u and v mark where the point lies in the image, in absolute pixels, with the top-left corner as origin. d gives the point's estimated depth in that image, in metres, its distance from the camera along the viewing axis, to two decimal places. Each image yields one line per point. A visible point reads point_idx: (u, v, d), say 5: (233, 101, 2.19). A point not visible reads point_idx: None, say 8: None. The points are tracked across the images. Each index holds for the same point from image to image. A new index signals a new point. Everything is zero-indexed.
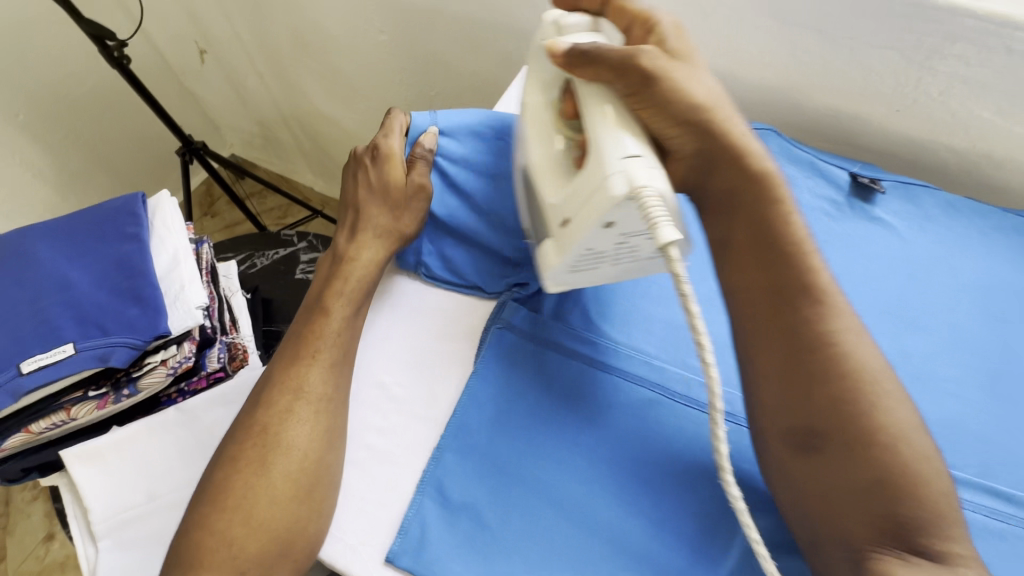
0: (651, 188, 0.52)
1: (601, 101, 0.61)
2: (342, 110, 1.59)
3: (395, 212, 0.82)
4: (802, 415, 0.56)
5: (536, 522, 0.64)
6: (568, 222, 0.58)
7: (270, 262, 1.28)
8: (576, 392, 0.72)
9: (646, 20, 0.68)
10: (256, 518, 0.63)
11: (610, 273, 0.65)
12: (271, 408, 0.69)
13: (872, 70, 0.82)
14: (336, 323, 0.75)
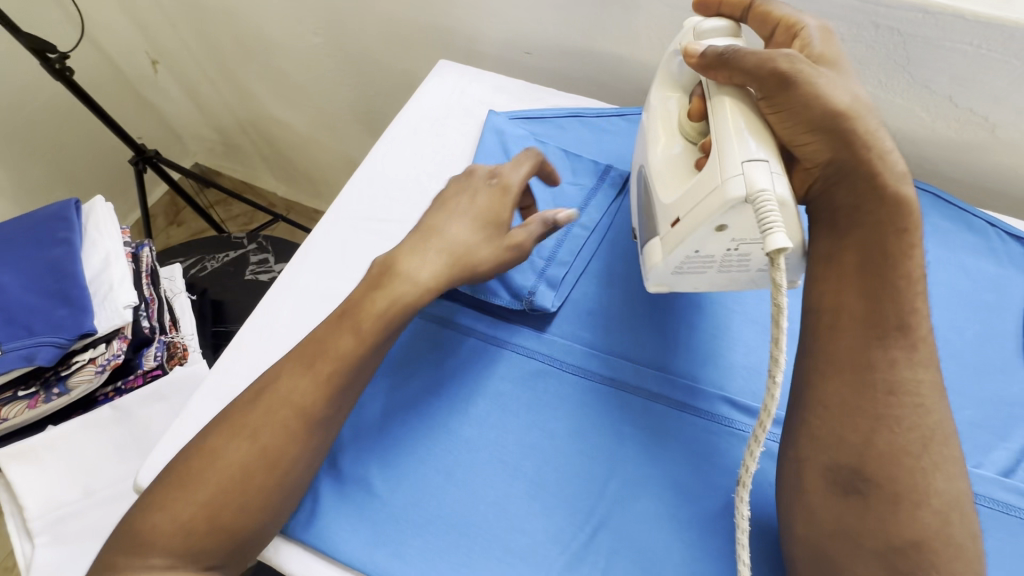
0: (769, 194, 0.42)
1: (726, 95, 0.49)
2: (293, 113, 1.35)
3: (478, 240, 0.55)
4: (857, 455, 0.44)
5: (478, 493, 0.50)
6: (679, 219, 0.48)
7: (220, 265, 1.16)
8: (543, 384, 0.56)
9: (794, 23, 0.53)
10: (229, 476, 0.45)
11: (709, 281, 0.52)
12: (260, 409, 0.48)
13: (866, 90, 0.68)
14: (346, 343, 0.50)
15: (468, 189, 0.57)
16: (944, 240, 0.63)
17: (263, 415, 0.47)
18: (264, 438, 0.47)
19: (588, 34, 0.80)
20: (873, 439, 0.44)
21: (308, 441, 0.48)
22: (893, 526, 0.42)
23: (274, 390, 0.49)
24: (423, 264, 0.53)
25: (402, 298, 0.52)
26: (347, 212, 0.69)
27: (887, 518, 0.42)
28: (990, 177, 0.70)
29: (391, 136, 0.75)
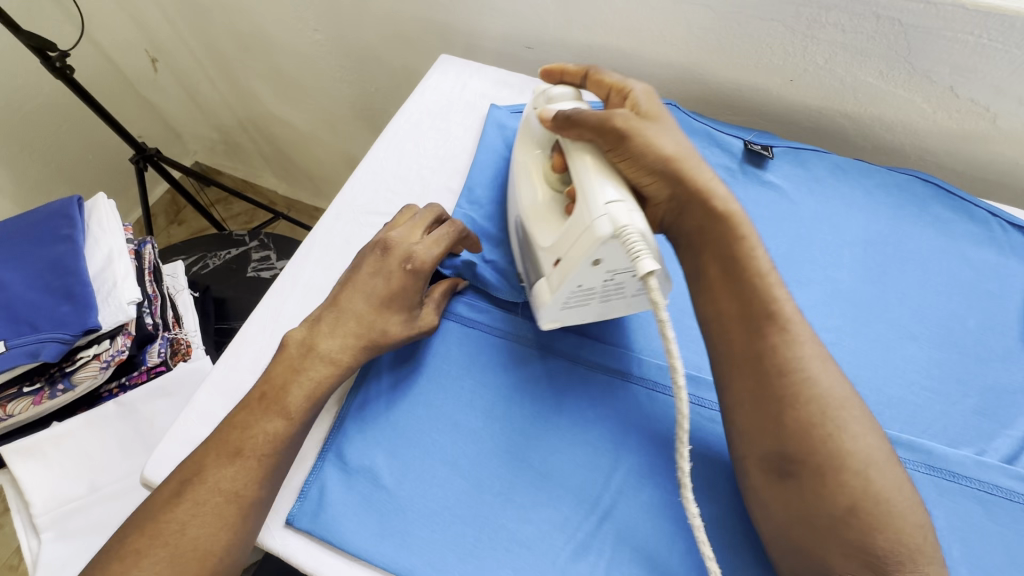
0: (633, 228, 0.45)
1: (584, 152, 0.53)
2: (293, 111, 1.35)
3: (383, 315, 0.55)
4: (776, 438, 0.45)
5: (483, 484, 0.51)
6: (561, 259, 0.50)
7: (222, 262, 1.16)
8: (547, 375, 0.56)
9: (622, 88, 0.60)
10: (225, 489, 0.46)
11: (594, 312, 0.54)
12: (190, 499, 0.46)
13: (867, 82, 0.68)
14: (275, 424, 0.49)
15: (382, 272, 0.55)
16: (945, 231, 0.63)
17: (196, 497, 0.46)
18: (197, 529, 0.45)
19: (588, 28, 0.79)
20: (782, 419, 0.45)
21: (273, 452, 0.48)
22: (829, 499, 0.42)
23: (227, 441, 0.48)
24: (355, 306, 0.54)
25: (326, 379, 0.52)
26: (349, 209, 0.69)
27: (822, 491, 0.43)
28: (991, 167, 0.71)
29: (393, 132, 0.74)
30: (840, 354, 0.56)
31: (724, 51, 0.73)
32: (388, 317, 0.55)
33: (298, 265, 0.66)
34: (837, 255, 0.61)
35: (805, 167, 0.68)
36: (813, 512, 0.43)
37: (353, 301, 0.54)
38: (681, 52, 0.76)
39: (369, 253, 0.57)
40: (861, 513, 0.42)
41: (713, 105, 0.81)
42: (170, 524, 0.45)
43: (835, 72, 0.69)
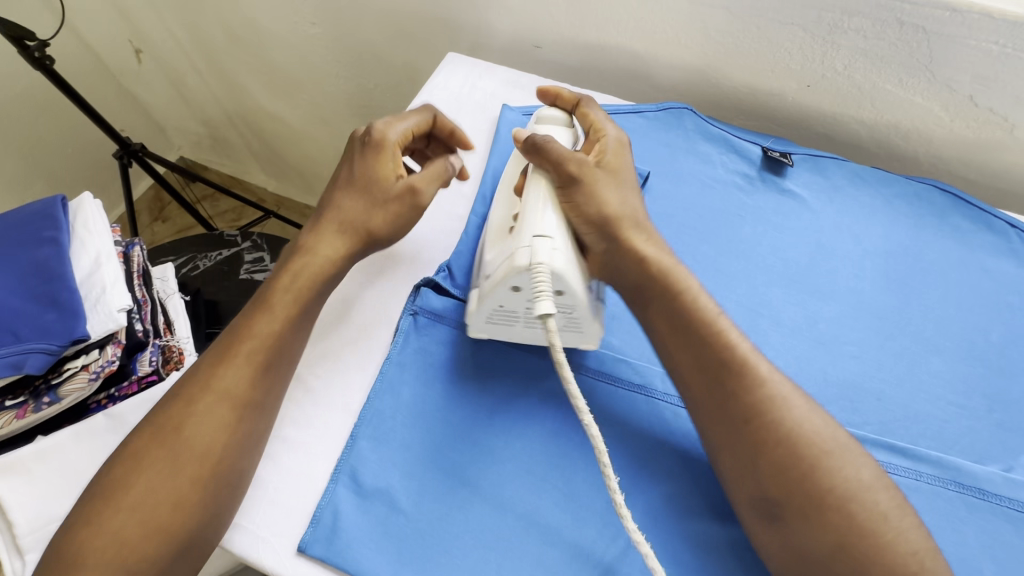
0: (544, 264, 0.47)
1: (538, 177, 0.53)
2: (285, 107, 1.31)
3: (370, 210, 0.56)
4: (750, 479, 0.44)
5: (505, 506, 0.48)
6: (488, 277, 0.51)
7: (213, 263, 1.12)
8: (570, 393, 0.54)
9: (600, 130, 0.58)
10: (194, 453, 0.46)
11: (519, 335, 0.54)
12: (155, 452, 0.46)
13: (886, 89, 0.67)
14: (239, 376, 0.49)
15: (359, 163, 0.58)
16: (965, 242, 0.62)
17: (160, 452, 0.46)
18: (160, 481, 0.45)
19: (601, 28, 0.77)
20: (754, 463, 0.44)
21: (237, 408, 0.48)
22: (813, 539, 0.42)
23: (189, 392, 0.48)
24: (342, 208, 0.57)
25: (311, 278, 0.54)
26: None
27: (818, 528, 0.42)
28: (1005, 177, 0.70)
29: None
30: (865, 368, 0.55)
31: (739, 56, 0.72)
32: (375, 215, 0.57)
33: None
34: (857, 266, 0.61)
35: (823, 175, 0.66)
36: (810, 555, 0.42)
37: (335, 199, 0.57)
38: (697, 55, 0.74)
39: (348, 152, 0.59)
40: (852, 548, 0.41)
41: (726, 110, 0.79)
42: (134, 477, 0.45)
43: (854, 79, 0.68)
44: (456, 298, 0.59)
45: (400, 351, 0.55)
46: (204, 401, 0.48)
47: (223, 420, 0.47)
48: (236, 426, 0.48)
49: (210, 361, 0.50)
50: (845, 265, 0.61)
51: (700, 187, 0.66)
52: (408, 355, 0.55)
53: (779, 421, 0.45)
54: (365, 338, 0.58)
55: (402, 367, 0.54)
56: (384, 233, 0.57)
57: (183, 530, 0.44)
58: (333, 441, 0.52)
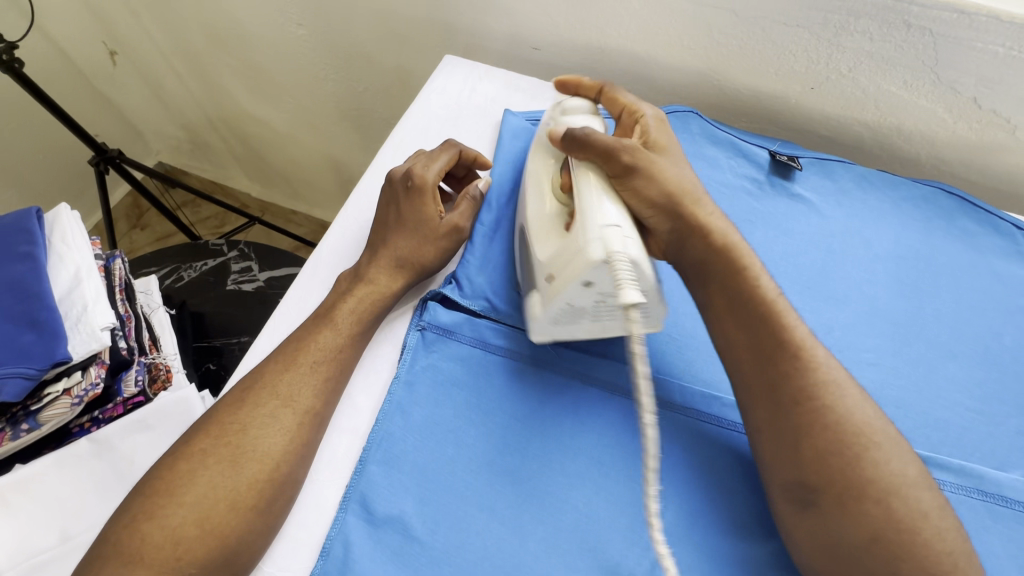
0: (623, 255, 0.44)
1: (587, 171, 0.50)
2: (270, 110, 1.27)
3: (427, 246, 0.57)
4: (793, 465, 0.43)
5: (525, 532, 0.46)
6: (552, 275, 0.48)
7: (198, 274, 1.07)
8: (586, 409, 0.52)
9: (636, 110, 0.57)
10: (245, 472, 0.44)
11: (584, 330, 0.51)
12: (220, 453, 0.45)
13: (890, 92, 0.67)
14: (305, 388, 0.49)
15: (418, 201, 0.57)
16: (973, 244, 0.62)
17: (224, 451, 0.45)
18: (223, 481, 0.44)
19: (602, 29, 0.75)
20: (798, 448, 0.43)
21: (305, 422, 0.47)
22: (850, 527, 0.41)
23: (252, 396, 0.48)
24: (399, 244, 0.56)
25: (370, 300, 0.54)
26: (356, 224, 0.63)
27: (848, 520, 0.41)
28: (1006, 178, 0.71)
29: (399, 140, 0.69)
30: (884, 376, 0.54)
31: (743, 58, 0.71)
32: (429, 252, 0.57)
33: (309, 284, 0.59)
34: (869, 270, 0.60)
35: (831, 178, 0.66)
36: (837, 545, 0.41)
37: (392, 236, 0.57)
38: (701, 56, 0.73)
39: (396, 184, 0.59)
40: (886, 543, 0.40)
41: (729, 112, 0.78)
42: (198, 473, 0.44)
43: (859, 82, 0.68)
44: (465, 312, 0.57)
45: (408, 370, 0.53)
46: (265, 406, 0.47)
47: (280, 426, 0.47)
48: (297, 436, 0.47)
49: (278, 366, 0.50)
50: (858, 270, 0.60)
51: (709, 192, 0.65)
52: (417, 372, 0.53)
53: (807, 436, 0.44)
54: (371, 355, 0.55)
55: (411, 387, 0.52)
56: (435, 260, 0.57)
57: (233, 539, 0.42)
58: (340, 467, 0.49)
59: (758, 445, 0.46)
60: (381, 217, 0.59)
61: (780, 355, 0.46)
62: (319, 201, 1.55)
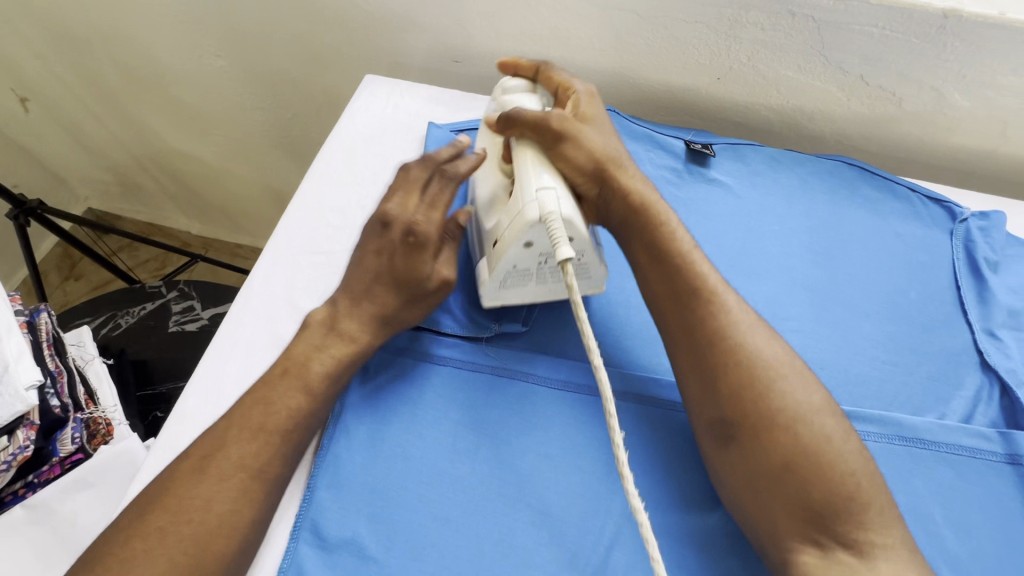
0: (557, 211, 0.47)
1: (525, 148, 0.53)
2: (199, 144, 1.24)
3: (412, 304, 0.53)
4: (714, 409, 0.46)
5: (480, 534, 0.47)
6: (497, 239, 0.51)
7: (136, 319, 1.03)
8: (534, 408, 0.53)
9: (568, 87, 0.59)
10: (205, 543, 0.42)
11: (533, 295, 0.55)
12: (181, 531, 0.42)
13: (788, 77, 0.72)
14: (263, 448, 0.46)
15: (415, 256, 0.52)
16: (875, 210, 0.67)
17: (188, 530, 0.42)
18: (186, 557, 0.41)
19: (517, 38, 0.77)
20: (716, 388, 0.46)
21: (267, 480, 0.45)
22: (764, 455, 0.43)
23: (216, 464, 0.45)
24: (382, 300, 0.52)
25: (344, 357, 0.51)
26: (285, 250, 0.63)
27: (759, 452, 0.44)
28: (900, 147, 0.76)
29: (325, 163, 0.69)
30: (805, 341, 0.57)
31: (651, 56, 0.74)
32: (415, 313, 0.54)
33: (240, 315, 0.58)
34: (783, 244, 0.64)
35: (743, 161, 0.70)
36: (753, 474, 0.44)
37: (376, 291, 0.53)
38: (612, 57, 0.76)
39: (396, 237, 0.53)
40: (795, 467, 0.42)
41: (647, 108, 0.82)
42: (158, 557, 0.40)
43: (758, 70, 0.72)
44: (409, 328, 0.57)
45: (352, 392, 0.53)
46: (233, 478, 0.44)
47: (247, 493, 0.44)
48: (264, 498, 0.45)
49: (237, 431, 0.46)
50: (775, 245, 0.64)
51: None
52: (361, 394, 0.53)
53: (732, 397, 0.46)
54: None
55: (355, 406, 0.52)
56: (414, 318, 0.54)
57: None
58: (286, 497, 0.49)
59: (692, 406, 0.48)
60: (368, 267, 0.53)
61: (696, 300, 0.49)
62: (262, 232, 1.52)
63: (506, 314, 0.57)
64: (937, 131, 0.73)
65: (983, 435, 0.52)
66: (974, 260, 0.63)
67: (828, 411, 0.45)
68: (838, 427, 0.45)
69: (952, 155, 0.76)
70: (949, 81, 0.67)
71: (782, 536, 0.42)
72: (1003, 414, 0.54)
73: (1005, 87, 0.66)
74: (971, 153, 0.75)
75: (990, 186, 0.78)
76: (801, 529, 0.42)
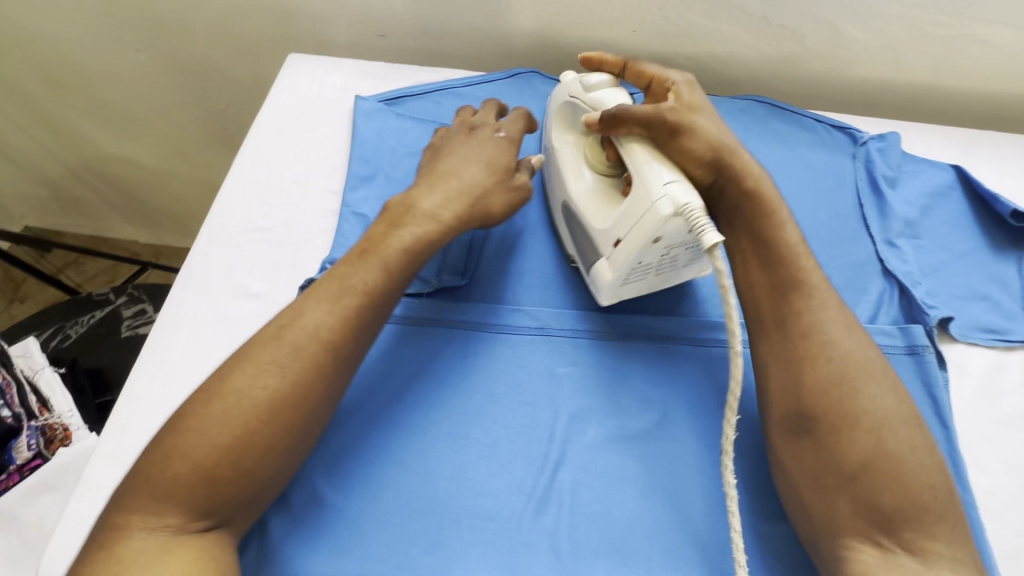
0: (693, 205, 0.47)
1: (631, 142, 0.53)
2: (139, 147, 1.21)
3: (490, 191, 0.58)
4: (792, 400, 0.48)
5: (432, 472, 0.50)
6: (621, 239, 0.51)
7: (86, 329, 1.00)
8: (491, 354, 0.56)
9: (664, 78, 0.60)
10: (277, 402, 0.44)
11: (650, 284, 0.57)
12: (257, 396, 0.44)
13: (699, 25, 0.75)
14: (328, 320, 0.47)
15: (501, 155, 0.60)
16: (787, 142, 0.71)
17: (263, 394, 0.44)
18: (259, 412, 0.43)
19: (438, 7, 0.79)
20: (800, 379, 0.48)
21: (341, 346, 0.47)
22: (840, 454, 0.45)
23: (293, 334, 0.46)
24: (470, 180, 0.57)
25: (427, 235, 0.54)
26: (223, 229, 0.63)
27: (833, 448, 0.46)
28: (809, 85, 0.81)
29: (254, 142, 0.69)
30: None
31: (568, 14, 0.77)
32: (493, 203, 0.57)
33: (181, 296, 0.59)
34: None
35: None
36: (822, 470, 0.46)
37: (466, 172, 0.58)
38: (532, 17, 0.78)
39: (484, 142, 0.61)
40: (871, 469, 0.44)
41: (571, 67, 0.84)
42: (235, 415, 0.43)
43: (671, 18, 0.75)
44: None
45: None
46: (307, 348, 0.46)
47: (318, 367, 0.46)
48: (333, 374, 0.47)
49: (317, 304, 0.48)
50: None
51: None
52: None
53: (807, 379, 0.48)
54: None
55: None
56: (500, 211, 0.58)
57: (262, 478, 0.43)
58: None
59: (771, 404, 0.50)
60: (458, 162, 0.59)
61: (794, 296, 0.51)
62: None
63: (445, 269, 0.59)
64: (839, 67, 0.78)
65: (884, 332, 0.57)
66: (875, 178, 0.68)
67: (903, 414, 0.46)
68: (919, 438, 0.46)
69: (856, 88, 0.81)
70: (843, 15, 0.72)
71: (840, 530, 0.44)
72: (902, 312, 0.59)
73: (892, 16, 0.71)
74: (873, 84, 0.80)
75: (895, 114, 0.83)
76: (863, 529, 0.44)
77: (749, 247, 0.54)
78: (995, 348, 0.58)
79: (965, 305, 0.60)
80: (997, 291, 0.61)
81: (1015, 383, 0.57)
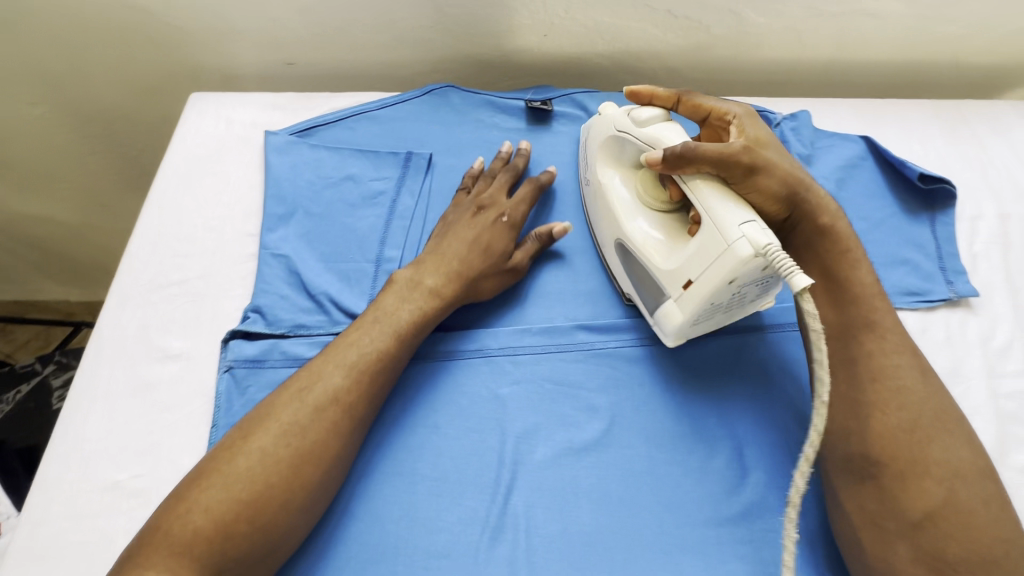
0: (772, 245, 0.45)
1: (699, 181, 0.50)
2: (44, 205, 1.11)
3: (484, 271, 0.57)
4: (860, 442, 0.47)
5: (378, 517, 0.48)
6: (694, 280, 0.49)
7: (13, 406, 0.93)
8: (457, 394, 0.54)
9: (724, 111, 0.58)
10: (293, 461, 0.44)
11: (716, 321, 0.55)
12: (281, 453, 0.44)
13: (607, 23, 0.75)
14: (341, 380, 0.48)
15: (495, 233, 0.59)
16: None
17: (284, 451, 0.44)
18: (273, 469, 0.43)
19: (343, 30, 0.76)
20: (867, 424, 0.47)
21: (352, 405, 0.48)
22: (908, 500, 0.44)
23: (313, 396, 0.47)
24: (462, 257, 0.57)
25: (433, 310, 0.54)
26: (135, 289, 0.59)
27: (899, 495, 0.44)
28: (723, 70, 0.83)
29: (160, 191, 0.66)
30: None
31: (477, 25, 0.76)
32: (484, 284, 0.58)
33: (93, 367, 0.55)
34: None
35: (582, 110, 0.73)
36: (885, 514, 0.44)
37: (455, 250, 0.58)
38: (440, 31, 0.76)
39: (485, 218, 0.60)
40: (939, 519, 0.43)
41: (489, 75, 0.83)
42: (257, 473, 0.43)
43: (578, 19, 0.75)
44: (270, 335, 0.56)
45: (226, 415, 0.52)
46: (328, 411, 0.46)
47: (335, 426, 0.46)
48: (349, 434, 0.47)
49: (331, 367, 0.49)
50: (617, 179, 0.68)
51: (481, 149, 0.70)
52: (237, 413, 0.52)
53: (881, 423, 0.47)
54: (184, 415, 0.53)
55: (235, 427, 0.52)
56: (489, 293, 0.58)
57: (276, 538, 0.42)
58: None
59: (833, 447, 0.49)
60: (456, 243, 0.58)
61: (863, 335, 0.50)
62: None
63: None
64: (747, 50, 0.80)
65: None
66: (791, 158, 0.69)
67: (976, 464, 0.45)
68: (991, 490, 0.44)
69: (765, 69, 0.83)
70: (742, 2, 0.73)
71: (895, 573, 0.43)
72: None
73: None
74: (781, 63, 0.82)
75: (806, 89, 0.86)
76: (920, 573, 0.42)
77: (819, 283, 0.54)
78: (919, 310, 0.60)
79: (887, 271, 0.62)
80: (916, 255, 0.64)
81: (941, 342, 0.59)
